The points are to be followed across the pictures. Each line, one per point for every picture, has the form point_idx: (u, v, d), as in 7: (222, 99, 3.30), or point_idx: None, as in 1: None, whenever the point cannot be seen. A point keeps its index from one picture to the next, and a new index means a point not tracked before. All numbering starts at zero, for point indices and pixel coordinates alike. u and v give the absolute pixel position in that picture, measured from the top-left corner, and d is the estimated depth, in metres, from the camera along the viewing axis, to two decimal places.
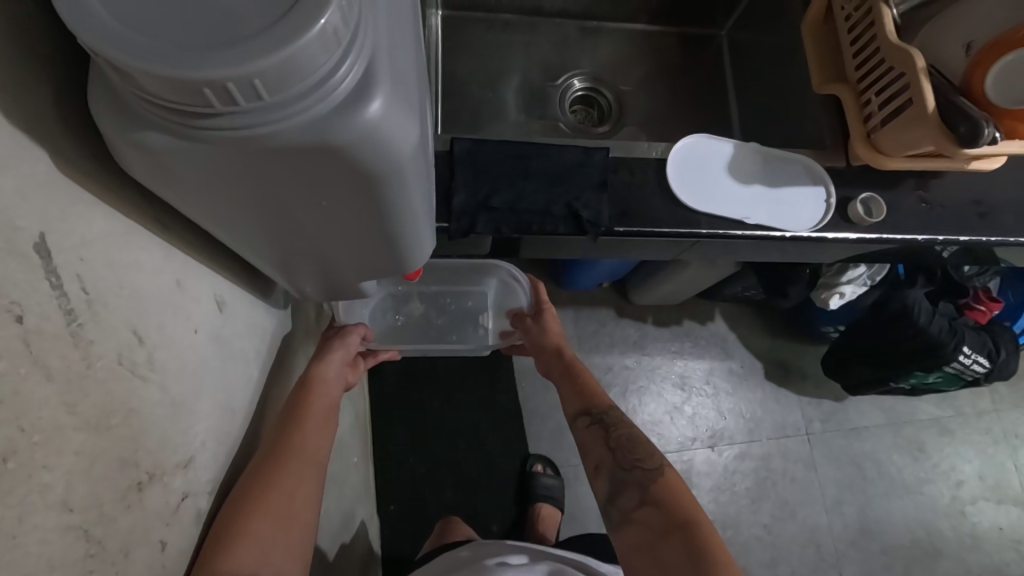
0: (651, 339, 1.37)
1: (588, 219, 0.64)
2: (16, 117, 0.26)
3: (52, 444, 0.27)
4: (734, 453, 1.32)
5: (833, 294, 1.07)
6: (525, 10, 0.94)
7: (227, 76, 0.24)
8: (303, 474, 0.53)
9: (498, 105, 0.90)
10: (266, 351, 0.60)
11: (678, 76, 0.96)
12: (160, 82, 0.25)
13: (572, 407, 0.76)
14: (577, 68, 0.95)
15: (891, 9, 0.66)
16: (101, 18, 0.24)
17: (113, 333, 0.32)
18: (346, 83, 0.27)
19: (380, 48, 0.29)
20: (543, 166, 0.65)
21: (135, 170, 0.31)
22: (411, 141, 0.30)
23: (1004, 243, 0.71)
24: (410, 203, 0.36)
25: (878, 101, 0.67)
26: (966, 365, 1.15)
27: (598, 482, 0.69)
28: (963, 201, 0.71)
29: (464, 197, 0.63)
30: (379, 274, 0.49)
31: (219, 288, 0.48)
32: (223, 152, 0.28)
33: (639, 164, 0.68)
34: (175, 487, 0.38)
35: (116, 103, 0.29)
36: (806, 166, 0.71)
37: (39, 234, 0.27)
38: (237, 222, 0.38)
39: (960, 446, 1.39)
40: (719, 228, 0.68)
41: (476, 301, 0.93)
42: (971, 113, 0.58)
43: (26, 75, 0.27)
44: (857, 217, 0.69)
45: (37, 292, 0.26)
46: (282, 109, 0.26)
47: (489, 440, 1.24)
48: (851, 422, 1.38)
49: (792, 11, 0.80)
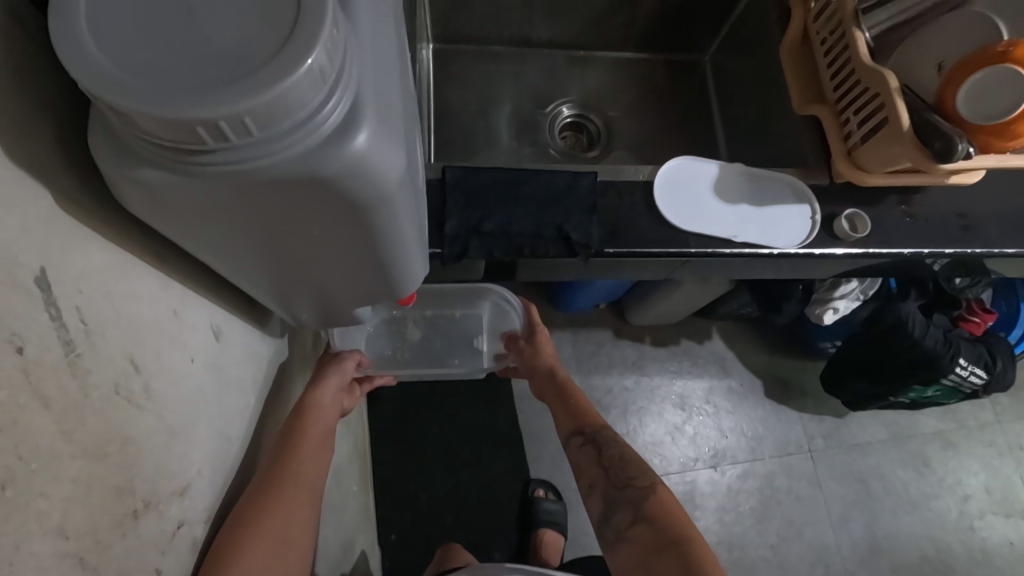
0: (650, 359, 1.37)
1: (579, 241, 0.66)
2: (20, 160, 0.28)
3: (49, 471, 0.27)
4: (737, 473, 1.31)
5: (827, 309, 1.08)
6: (513, 41, 0.97)
7: (219, 115, 0.26)
8: (297, 499, 0.53)
9: (490, 133, 0.93)
10: (262, 378, 0.60)
11: (665, 100, 0.99)
12: (155, 122, 0.26)
13: (564, 428, 0.77)
14: (566, 95, 0.98)
15: (864, 32, 0.68)
16: (98, 62, 0.26)
17: (110, 362, 0.33)
18: (334, 118, 0.29)
19: (366, 84, 0.31)
20: (533, 191, 0.67)
21: (133, 206, 0.33)
22: (398, 171, 0.32)
23: (989, 255, 0.72)
24: (400, 229, 0.37)
25: (856, 120, 0.69)
26: (963, 377, 1.15)
27: (592, 501, 0.69)
28: (946, 214, 0.73)
29: (456, 223, 0.65)
30: (375, 300, 0.50)
31: (216, 316, 0.49)
32: (217, 187, 0.30)
33: (627, 187, 0.70)
34: (171, 514, 0.39)
35: (114, 142, 0.30)
36: (791, 185, 0.73)
37: (39, 269, 0.28)
38: (232, 252, 0.39)
39: (965, 459, 1.38)
40: (707, 247, 0.69)
41: (468, 326, 0.93)
42: (944, 129, 0.59)
43: (30, 120, 0.29)
44: (843, 232, 0.70)
45: (37, 324, 0.27)
46: (271, 144, 0.28)
47: (490, 465, 1.23)
48: (854, 438, 1.38)
49: (771, 35, 0.82)
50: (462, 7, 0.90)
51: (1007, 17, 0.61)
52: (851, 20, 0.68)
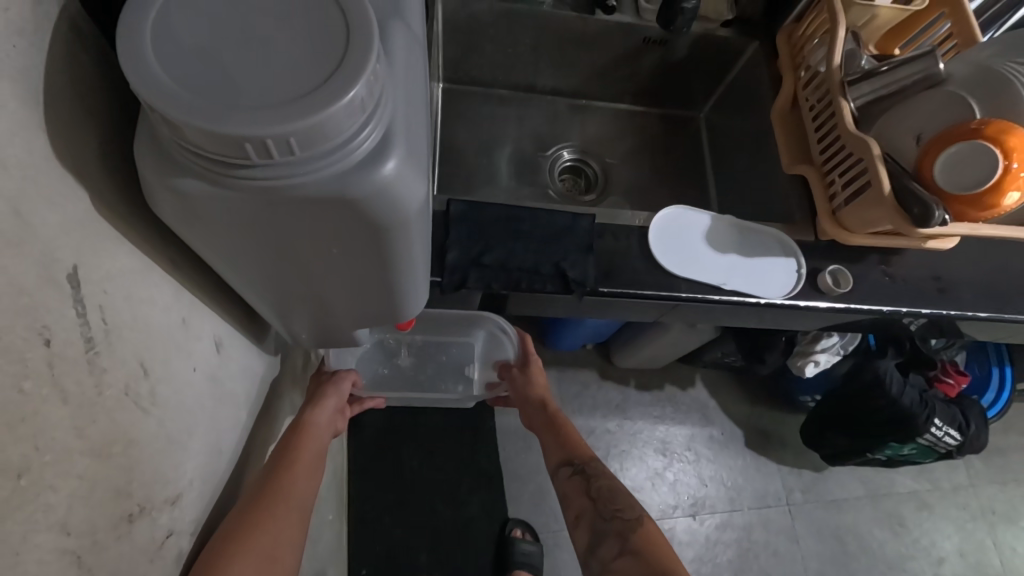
0: (634, 403, 1.38)
1: (575, 279, 0.68)
2: (68, 164, 0.29)
3: (60, 466, 0.28)
4: (715, 523, 1.31)
5: (808, 361, 1.11)
6: (519, 87, 1.01)
7: (267, 133, 0.28)
8: (289, 516, 0.53)
9: (492, 171, 0.96)
10: (255, 393, 0.61)
11: (660, 152, 1.04)
12: (206, 136, 0.28)
13: (554, 458, 0.77)
14: (567, 140, 1.02)
15: (849, 101, 0.72)
16: (159, 77, 0.28)
17: (123, 362, 0.34)
18: (367, 146, 0.31)
19: (398, 115, 0.33)
20: (533, 229, 0.69)
21: (164, 212, 0.34)
22: (419, 198, 0.33)
23: (963, 317, 0.76)
24: (413, 254, 0.38)
25: (841, 182, 0.73)
26: (937, 437, 1.17)
27: (579, 533, 0.69)
28: (924, 276, 0.77)
29: (457, 254, 0.66)
30: (373, 322, 0.51)
31: (218, 328, 0.50)
32: (252, 200, 0.31)
33: (622, 230, 0.73)
34: (161, 523, 0.39)
35: (157, 151, 0.32)
36: (778, 238, 0.76)
37: (72, 266, 0.29)
38: (246, 265, 0.40)
39: (939, 521, 1.39)
40: (698, 292, 0.72)
41: (463, 352, 0.94)
42: (923, 196, 0.63)
43: (78, 127, 0.31)
44: (826, 287, 0.73)
45: (65, 318, 0.28)
46: (309, 164, 0.30)
47: (468, 502, 1.21)
48: (831, 493, 1.39)
49: (763, 99, 0.88)
50: (474, 51, 0.94)
51: (980, 98, 0.66)
52: (838, 91, 0.72)
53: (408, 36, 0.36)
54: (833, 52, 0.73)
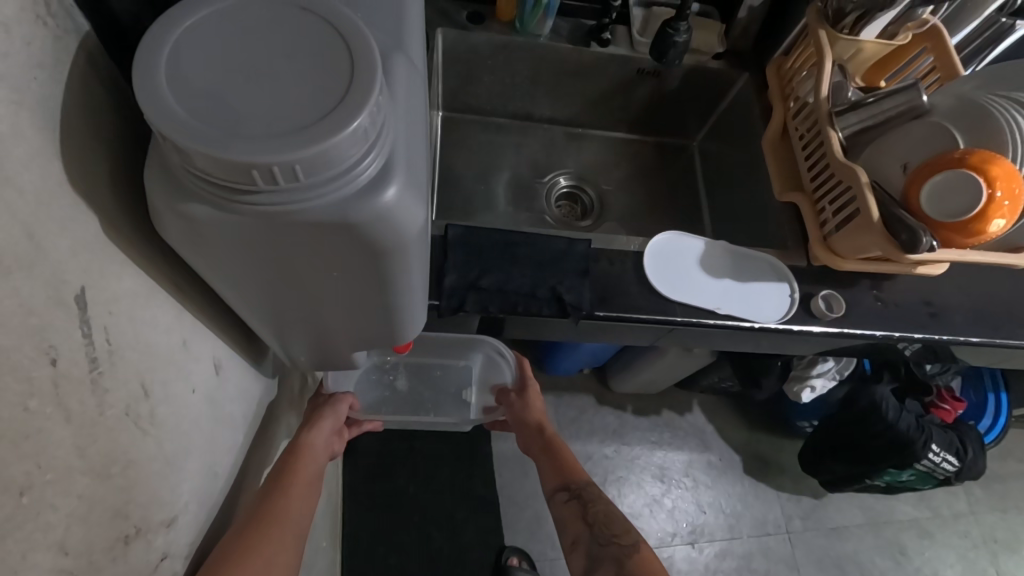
0: (631, 428, 1.38)
1: (571, 302, 0.69)
2: (79, 190, 0.30)
3: (61, 484, 0.28)
4: (714, 551, 1.29)
5: (804, 387, 1.11)
6: (516, 116, 1.04)
7: (272, 160, 0.29)
8: (285, 540, 0.52)
9: (489, 197, 0.98)
10: (252, 416, 0.61)
11: (655, 179, 1.06)
12: (215, 162, 0.29)
13: (550, 483, 0.76)
14: (563, 167, 1.04)
15: (837, 131, 0.74)
16: (171, 106, 0.29)
17: (125, 383, 0.34)
18: (369, 173, 0.32)
19: (399, 143, 0.34)
20: (530, 253, 0.70)
21: (170, 235, 0.35)
22: (417, 224, 0.34)
23: (955, 341, 0.77)
24: (410, 277, 0.39)
25: (831, 209, 0.74)
26: (935, 463, 1.16)
27: (575, 558, 0.69)
28: (915, 301, 0.78)
29: (455, 278, 0.67)
30: (370, 345, 0.52)
31: (217, 350, 0.50)
32: (256, 224, 0.32)
33: (618, 255, 0.74)
34: (157, 545, 0.39)
35: (166, 177, 0.33)
36: (771, 263, 0.78)
37: (79, 287, 0.30)
38: (246, 288, 0.41)
39: (942, 550, 1.37)
40: (692, 316, 0.73)
41: (460, 375, 0.96)
42: (909, 223, 0.64)
43: (90, 152, 0.32)
44: (819, 312, 0.74)
45: (71, 338, 0.29)
46: (312, 190, 0.31)
47: (465, 528, 1.20)
48: (831, 521, 1.37)
49: (754, 127, 0.90)
50: (472, 81, 0.96)
51: (964, 128, 0.68)
52: (825, 121, 0.74)
53: (410, 68, 0.38)
54: (820, 83, 0.75)
